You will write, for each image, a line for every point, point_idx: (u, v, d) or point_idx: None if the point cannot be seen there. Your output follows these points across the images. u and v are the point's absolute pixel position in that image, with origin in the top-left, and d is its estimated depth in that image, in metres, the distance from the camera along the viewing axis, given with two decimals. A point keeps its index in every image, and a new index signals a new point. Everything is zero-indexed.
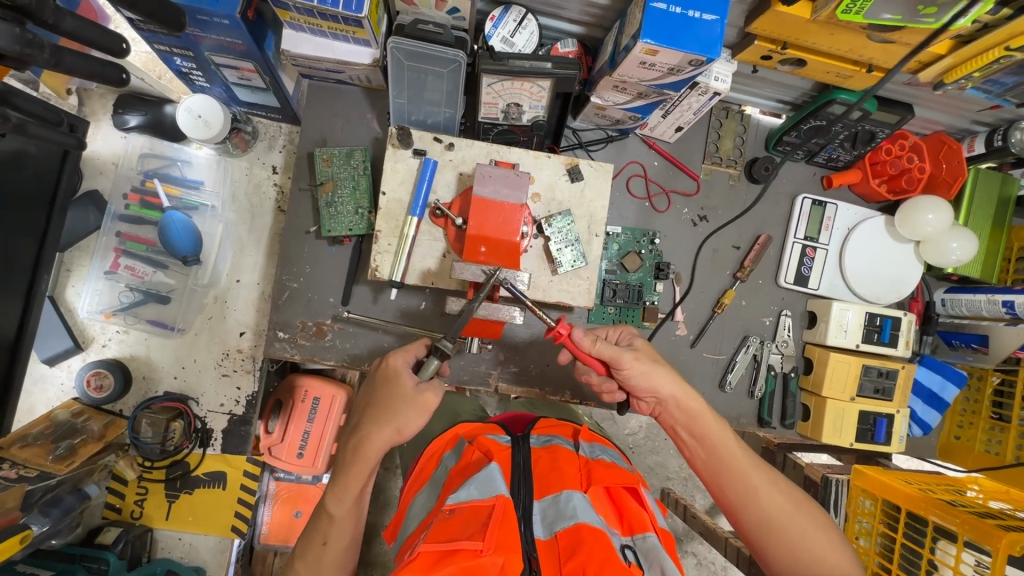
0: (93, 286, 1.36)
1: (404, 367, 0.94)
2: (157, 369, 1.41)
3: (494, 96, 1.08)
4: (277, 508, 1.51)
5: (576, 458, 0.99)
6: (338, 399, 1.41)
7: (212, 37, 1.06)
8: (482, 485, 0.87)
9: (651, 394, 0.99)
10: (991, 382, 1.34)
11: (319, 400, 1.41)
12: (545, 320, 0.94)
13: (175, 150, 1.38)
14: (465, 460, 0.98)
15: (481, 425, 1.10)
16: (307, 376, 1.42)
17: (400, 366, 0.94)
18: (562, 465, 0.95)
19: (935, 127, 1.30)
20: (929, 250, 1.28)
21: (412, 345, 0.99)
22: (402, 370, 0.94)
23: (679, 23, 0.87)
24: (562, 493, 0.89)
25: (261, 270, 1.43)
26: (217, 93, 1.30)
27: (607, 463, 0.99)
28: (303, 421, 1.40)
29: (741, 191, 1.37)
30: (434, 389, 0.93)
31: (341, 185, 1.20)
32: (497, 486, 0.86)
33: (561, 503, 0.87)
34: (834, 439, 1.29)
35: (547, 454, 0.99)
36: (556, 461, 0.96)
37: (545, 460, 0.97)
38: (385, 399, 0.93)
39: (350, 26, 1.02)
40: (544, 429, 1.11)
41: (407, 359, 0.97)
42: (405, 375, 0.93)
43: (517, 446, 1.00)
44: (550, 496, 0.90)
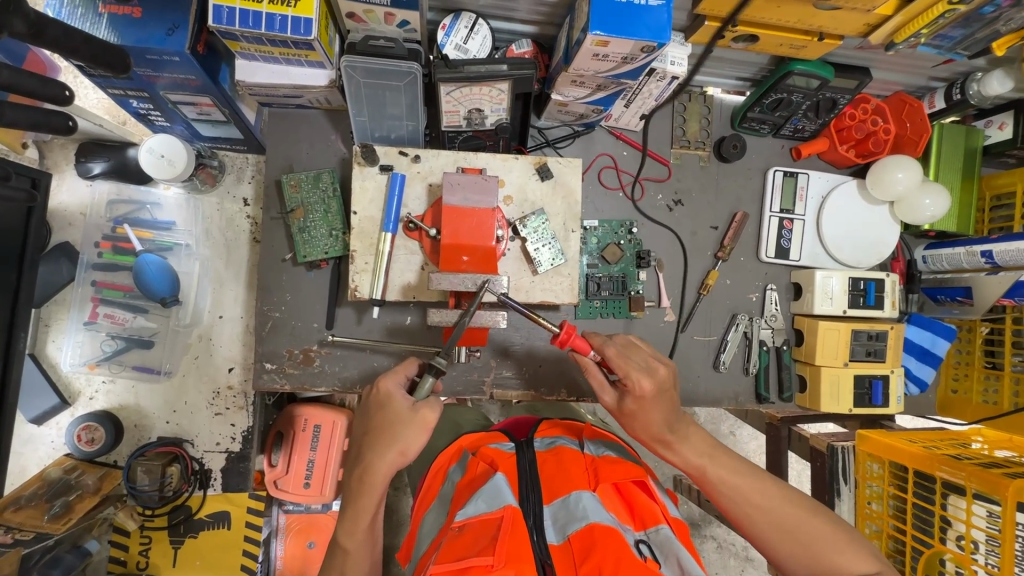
0: (74, 339, 1.34)
1: (397, 390, 0.93)
2: (148, 417, 1.39)
3: (454, 103, 1.08)
4: (290, 541, 1.44)
5: (582, 457, 0.98)
6: (341, 423, 1.40)
7: (166, 76, 1.07)
8: (489, 498, 0.86)
9: (655, 416, 0.97)
10: (981, 332, 1.34)
11: (320, 427, 1.39)
12: (547, 326, 0.95)
13: (142, 193, 1.36)
14: (471, 473, 0.97)
15: (484, 434, 1.09)
16: (305, 405, 1.40)
17: (393, 390, 0.93)
18: (569, 466, 0.94)
19: (894, 87, 1.31)
20: (903, 209, 1.30)
21: (404, 365, 0.99)
22: (394, 390, 0.93)
23: (627, 12, 0.87)
24: (570, 495, 0.88)
25: (243, 303, 1.42)
26: (179, 131, 1.29)
27: (613, 459, 0.97)
28: (306, 449, 1.37)
29: (712, 171, 1.37)
30: (431, 404, 0.91)
31: (312, 210, 1.18)
32: (505, 498, 0.85)
33: (571, 506, 0.86)
34: (833, 407, 1.29)
35: (552, 456, 0.98)
36: (562, 464, 0.95)
37: (551, 463, 0.96)
38: (384, 423, 0.91)
39: (301, 50, 1.01)
40: (548, 430, 1.10)
41: (398, 381, 0.96)
42: (398, 398, 0.92)
43: (521, 451, 0.99)
44: (559, 499, 0.89)
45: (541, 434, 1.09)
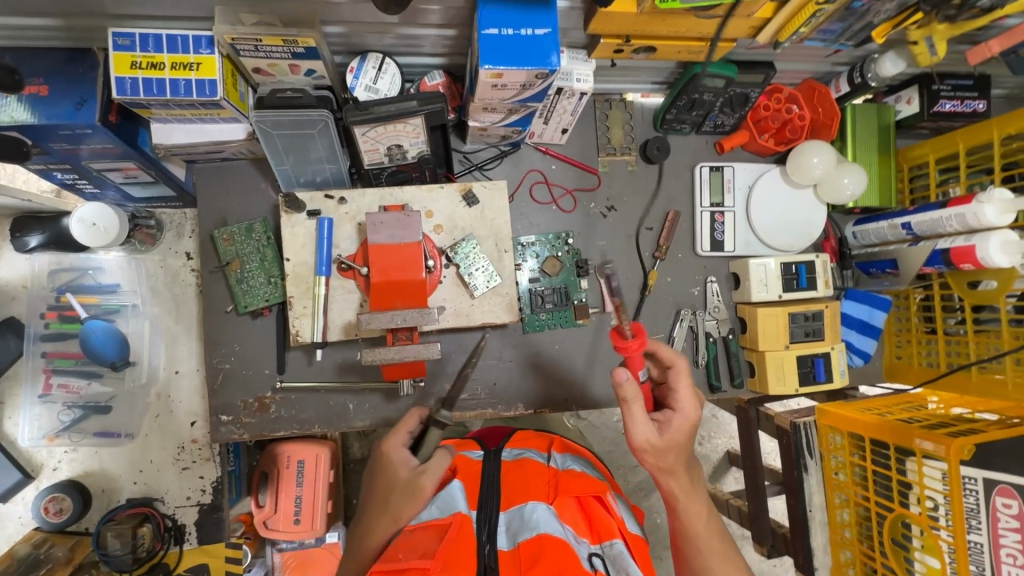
0: (30, 413, 1.34)
1: (399, 454, 1.00)
2: (115, 480, 1.39)
3: (372, 142, 1.11)
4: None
5: (544, 471, 1.01)
6: (322, 456, 1.46)
7: (84, 147, 1.08)
8: (443, 505, 0.92)
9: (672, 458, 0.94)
10: (915, 299, 1.39)
11: (303, 462, 1.44)
12: (625, 325, 0.92)
13: (83, 260, 1.37)
14: (440, 480, 1.02)
15: (459, 442, 1.15)
16: (286, 443, 1.45)
17: (398, 454, 1.00)
18: (529, 478, 0.97)
19: (803, 74, 1.36)
20: (825, 191, 1.35)
21: (404, 424, 1.05)
22: (397, 457, 0.99)
23: (515, 43, 0.90)
24: (526, 504, 0.90)
25: (197, 356, 1.42)
26: (110, 195, 1.30)
27: (575, 474, 1.01)
28: (292, 487, 1.45)
29: (641, 174, 1.41)
30: (431, 471, 0.95)
31: (248, 260, 1.20)
32: (457, 506, 0.90)
33: (525, 515, 0.88)
34: (780, 389, 1.33)
35: (516, 466, 1.02)
36: (524, 474, 0.98)
37: (514, 472, 1.00)
38: (385, 486, 0.98)
39: (212, 109, 1.03)
40: (519, 443, 1.14)
41: (400, 443, 1.02)
42: (402, 462, 0.98)
43: (488, 459, 1.03)
44: (515, 507, 0.91)
45: (513, 445, 1.13)
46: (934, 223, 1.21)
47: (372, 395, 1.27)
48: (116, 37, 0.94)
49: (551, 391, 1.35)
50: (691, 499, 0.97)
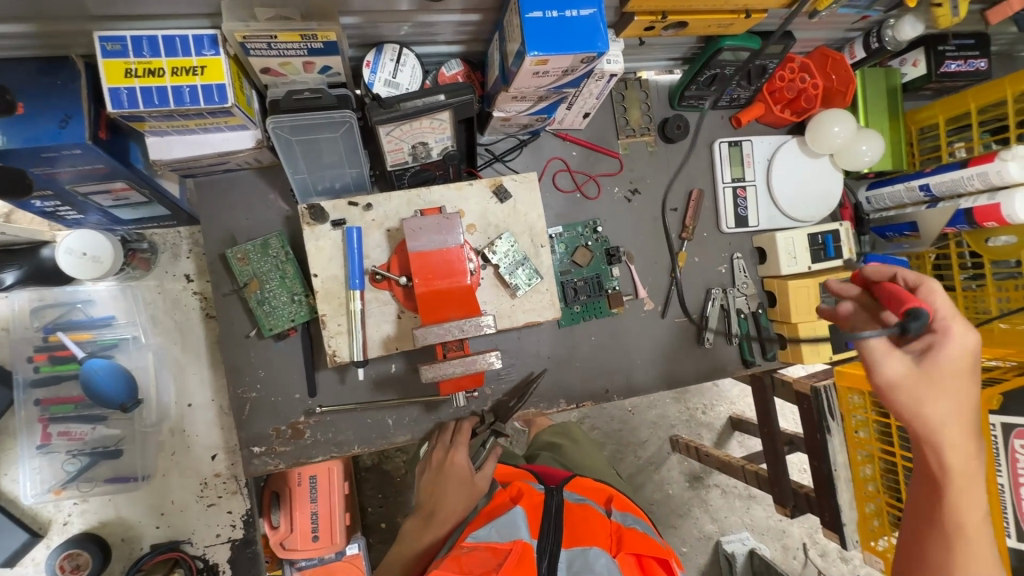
0: (30, 467, 1.22)
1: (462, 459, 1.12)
2: (135, 526, 1.29)
3: (396, 141, 1.03)
4: None
5: (607, 523, 0.94)
6: (336, 468, 1.35)
7: (66, 170, 0.96)
8: (501, 529, 0.87)
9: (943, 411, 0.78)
10: (929, 259, 1.43)
11: (315, 477, 1.33)
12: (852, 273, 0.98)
13: (70, 293, 1.24)
14: (495, 504, 0.99)
15: (516, 470, 1.15)
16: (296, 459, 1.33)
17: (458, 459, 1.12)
18: (594, 523, 0.91)
19: (815, 42, 1.35)
20: (843, 159, 1.35)
21: (464, 431, 1.16)
22: (459, 457, 1.12)
23: (560, 26, 0.84)
24: (590, 547, 0.85)
25: (211, 385, 1.32)
26: (95, 220, 1.17)
27: (641, 533, 0.93)
28: (306, 503, 1.32)
29: (661, 154, 1.38)
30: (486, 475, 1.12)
31: (267, 280, 1.10)
32: (519, 532, 0.85)
33: (589, 558, 0.83)
34: (814, 359, 1.35)
35: (579, 509, 0.95)
36: (589, 518, 0.92)
37: (576, 514, 0.94)
38: (446, 483, 1.11)
39: (220, 117, 0.93)
40: (580, 487, 1.05)
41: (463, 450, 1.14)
42: (462, 465, 1.11)
43: (551, 492, 0.98)
44: (578, 547, 0.86)
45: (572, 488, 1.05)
46: (955, 182, 1.24)
47: (410, 407, 1.21)
48: (103, 41, 0.82)
49: (590, 383, 1.32)
50: (970, 488, 0.79)
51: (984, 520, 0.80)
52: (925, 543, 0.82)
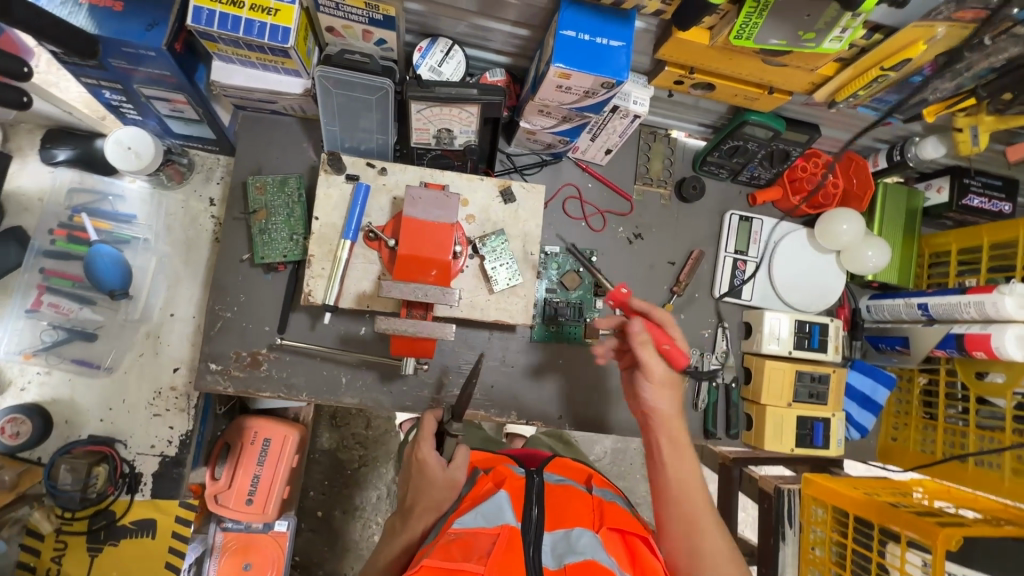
0: (12, 326, 1.29)
1: (428, 456, 0.97)
2: (82, 413, 1.32)
3: (424, 121, 1.12)
4: (225, 559, 1.58)
5: (588, 498, 0.95)
6: (289, 439, 1.54)
7: (142, 70, 1.08)
8: (486, 513, 0.85)
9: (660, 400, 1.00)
10: (919, 383, 1.39)
11: (268, 442, 1.52)
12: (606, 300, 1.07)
13: (106, 184, 1.36)
14: (477, 488, 0.96)
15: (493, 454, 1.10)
16: (256, 421, 1.52)
17: (425, 457, 0.97)
18: (573, 503, 0.91)
19: (843, 145, 1.40)
20: (847, 259, 1.37)
21: (426, 428, 1.02)
22: (429, 461, 0.96)
23: (590, 49, 0.92)
24: (572, 529, 0.85)
25: (197, 302, 1.39)
26: (151, 126, 1.30)
27: (619, 508, 0.95)
28: (249, 466, 1.46)
29: (673, 209, 1.43)
30: (461, 466, 0.98)
31: (274, 213, 1.18)
32: (504, 515, 0.84)
33: (572, 539, 0.82)
34: (775, 447, 1.31)
35: (558, 488, 0.96)
36: (570, 499, 0.92)
37: (558, 497, 0.93)
38: (418, 486, 0.97)
39: (278, 57, 1.04)
40: (558, 470, 1.06)
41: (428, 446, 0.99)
42: (430, 464, 0.96)
43: (532, 475, 0.97)
44: (561, 529, 0.85)
45: (551, 470, 1.06)
46: (952, 307, 1.23)
47: (366, 372, 1.24)
48: None
49: (545, 404, 1.32)
50: (689, 484, 0.94)
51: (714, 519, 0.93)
52: (691, 552, 0.90)
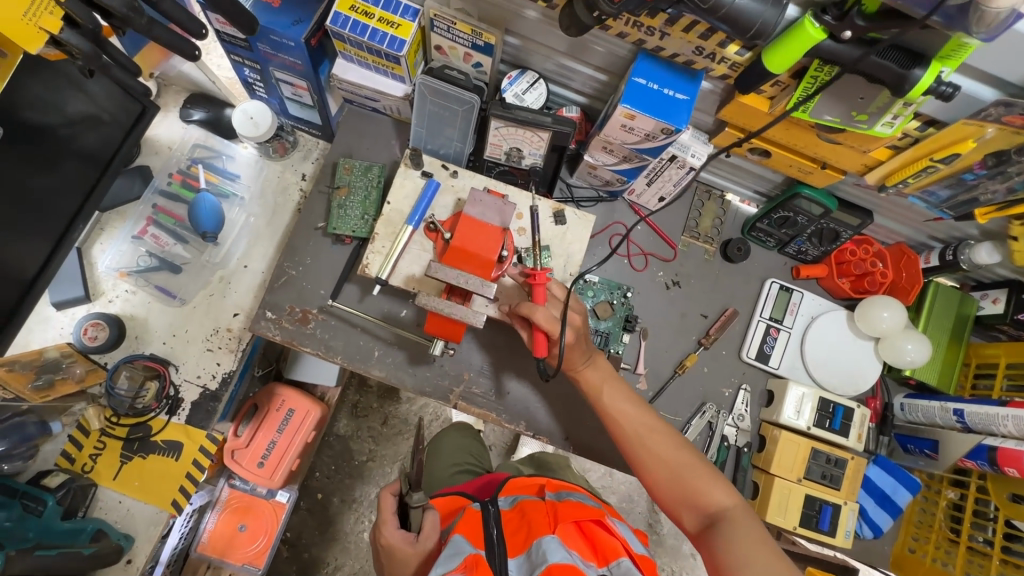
0: (119, 246, 1.51)
1: (393, 539, 1.03)
2: (150, 332, 1.49)
3: (499, 138, 1.25)
4: (223, 517, 1.76)
5: (542, 503, 1.00)
6: (311, 415, 1.75)
7: (280, 56, 1.29)
8: (446, 559, 0.87)
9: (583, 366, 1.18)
10: (947, 496, 1.33)
11: (293, 412, 1.74)
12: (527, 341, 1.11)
13: (223, 145, 1.58)
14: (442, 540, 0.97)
15: (453, 495, 1.11)
16: (287, 389, 1.75)
17: (391, 541, 1.03)
18: (530, 519, 0.95)
19: (897, 237, 1.42)
20: (885, 348, 1.36)
21: (385, 510, 1.09)
22: (397, 539, 1.02)
23: (657, 98, 1.03)
24: (533, 546, 0.90)
25: (268, 260, 1.56)
26: (272, 104, 1.52)
27: (573, 502, 1.00)
28: (273, 429, 1.71)
29: (715, 266, 1.47)
30: (428, 533, 1.02)
31: (354, 192, 1.34)
32: (460, 558, 0.86)
33: (534, 555, 0.88)
34: (778, 521, 1.28)
35: (513, 512, 1.00)
36: (524, 518, 0.96)
37: (514, 521, 0.97)
38: (394, 560, 1.02)
39: (390, 62, 1.22)
40: (511, 488, 1.09)
41: (392, 526, 1.05)
42: (398, 545, 1.02)
43: (486, 508, 0.99)
44: (523, 552, 0.90)
45: (505, 491, 1.09)
46: (989, 417, 1.20)
47: (397, 352, 1.34)
48: None
49: (555, 423, 1.34)
50: (644, 426, 1.14)
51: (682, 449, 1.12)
52: (676, 477, 1.09)
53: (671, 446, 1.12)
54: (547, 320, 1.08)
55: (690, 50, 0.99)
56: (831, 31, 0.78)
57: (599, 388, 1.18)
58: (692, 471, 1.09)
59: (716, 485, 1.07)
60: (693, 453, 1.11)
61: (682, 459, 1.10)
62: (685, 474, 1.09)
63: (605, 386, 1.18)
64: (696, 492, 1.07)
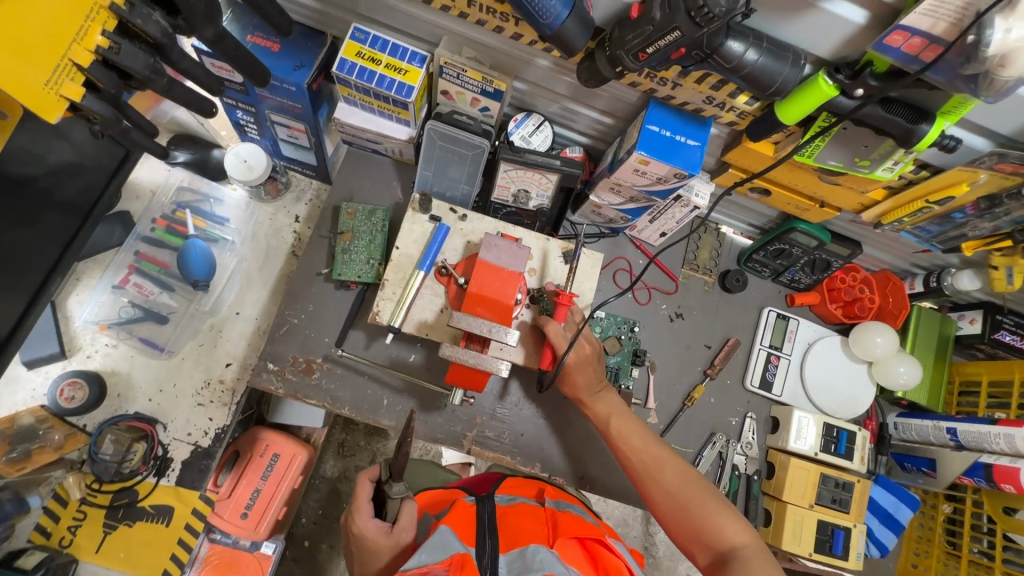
0: (98, 298, 1.42)
1: (366, 528, 0.92)
2: (134, 389, 1.39)
3: (508, 181, 1.26)
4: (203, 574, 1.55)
5: (542, 513, 0.98)
6: (298, 458, 1.62)
7: (278, 100, 1.25)
8: (433, 546, 0.83)
9: (592, 393, 1.19)
10: (943, 510, 1.39)
11: (278, 457, 1.61)
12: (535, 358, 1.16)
13: (211, 188, 1.52)
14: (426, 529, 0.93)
15: (442, 492, 1.07)
16: (272, 432, 1.62)
17: (364, 530, 0.92)
18: (529, 522, 0.94)
19: (882, 265, 1.50)
20: (879, 372, 1.42)
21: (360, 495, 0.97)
22: (369, 528, 0.92)
23: (668, 144, 1.06)
24: (527, 547, 0.86)
25: (262, 306, 1.49)
26: (265, 145, 1.47)
27: (572, 516, 0.99)
28: (256, 477, 1.58)
29: (714, 297, 1.51)
30: (407, 527, 0.92)
31: (359, 237, 1.32)
32: (452, 548, 0.82)
33: (528, 557, 0.84)
34: (794, 548, 1.30)
35: (510, 510, 0.98)
36: (522, 519, 0.94)
37: (510, 518, 0.95)
38: (366, 553, 0.92)
39: (396, 107, 1.21)
40: (509, 489, 1.09)
41: (365, 514, 0.93)
42: (371, 534, 0.92)
43: (482, 504, 0.97)
44: (516, 549, 0.86)
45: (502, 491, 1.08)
46: (981, 435, 1.26)
47: (407, 398, 1.30)
48: (355, 30, 1.15)
49: (570, 463, 1.33)
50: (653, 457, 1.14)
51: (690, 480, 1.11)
52: (685, 510, 1.08)
53: (680, 477, 1.11)
54: (562, 337, 1.13)
55: (700, 99, 1.02)
56: (843, 88, 0.83)
57: (609, 420, 1.18)
58: (701, 503, 1.08)
59: (726, 516, 1.06)
60: (703, 484, 1.11)
61: (691, 491, 1.09)
62: (693, 506, 1.08)
63: (613, 417, 1.18)
64: (706, 524, 1.06)
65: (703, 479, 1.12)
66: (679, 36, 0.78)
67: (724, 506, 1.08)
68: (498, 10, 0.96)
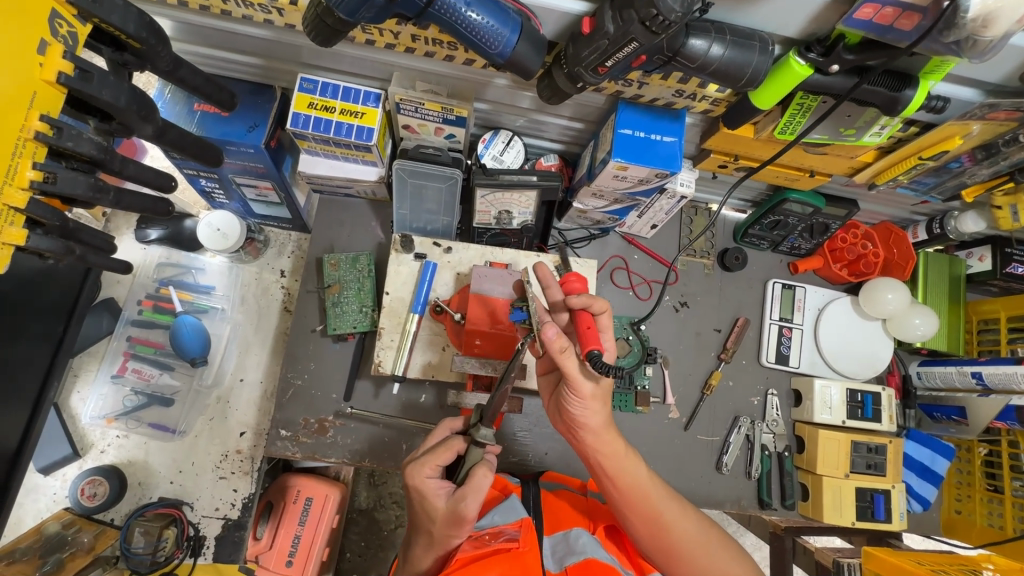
0: (99, 391, 1.39)
1: (429, 487, 0.85)
2: (154, 475, 1.38)
3: (487, 205, 1.22)
4: None
5: (582, 501, 1.05)
6: (332, 497, 1.41)
7: (238, 163, 1.19)
8: (506, 512, 0.92)
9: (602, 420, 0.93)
10: (979, 453, 1.37)
11: (312, 500, 1.41)
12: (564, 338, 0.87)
13: (190, 259, 1.48)
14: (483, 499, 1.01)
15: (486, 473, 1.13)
16: (301, 475, 1.42)
17: (426, 488, 0.85)
18: (572, 511, 0.99)
19: (880, 217, 1.46)
20: (895, 327, 1.39)
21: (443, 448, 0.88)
22: (430, 488, 0.85)
23: (643, 146, 1.02)
24: (571, 531, 0.92)
25: (264, 368, 1.48)
26: (234, 207, 1.43)
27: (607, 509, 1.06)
28: (294, 524, 1.38)
29: (716, 278, 1.48)
30: (470, 496, 0.82)
31: (347, 287, 1.29)
32: (520, 512, 0.90)
33: (571, 540, 0.89)
34: (835, 519, 1.29)
35: (554, 496, 1.04)
36: (566, 507, 1.00)
37: (554, 505, 1.00)
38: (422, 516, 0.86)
39: (360, 151, 1.16)
40: (554, 476, 1.15)
41: (429, 471, 0.86)
42: (435, 497, 0.84)
43: (528, 485, 1.03)
44: (561, 533, 0.92)
45: (547, 478, 1.14)
46: (1009, 377, 1.24)
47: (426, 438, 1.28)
48: (303, 81, 1.09)
49: None
50: (662, 498, 0.94)
51: (698, 526, 0.95)
52: (695, 559, 0.92)
53: (691, 523, 0.94)
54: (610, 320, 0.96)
55: (670, 94, 0.97)
56: (818, 66, 0.78)
57: (607, 451, 0.93)
58: (712, 550, 0.94)
59: (734, 560, 0.95)
60: (714, 528, 0.97)
61: (703, 538, 0.94)
62: (705, 556, 0.93)
63: (613, 451, 0.93)
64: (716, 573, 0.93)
65: (707, 519, 0.98)
66: (638, 47, 0.73)
67: (733, 551, 0.96)
68: (445, 41, 0.91)
